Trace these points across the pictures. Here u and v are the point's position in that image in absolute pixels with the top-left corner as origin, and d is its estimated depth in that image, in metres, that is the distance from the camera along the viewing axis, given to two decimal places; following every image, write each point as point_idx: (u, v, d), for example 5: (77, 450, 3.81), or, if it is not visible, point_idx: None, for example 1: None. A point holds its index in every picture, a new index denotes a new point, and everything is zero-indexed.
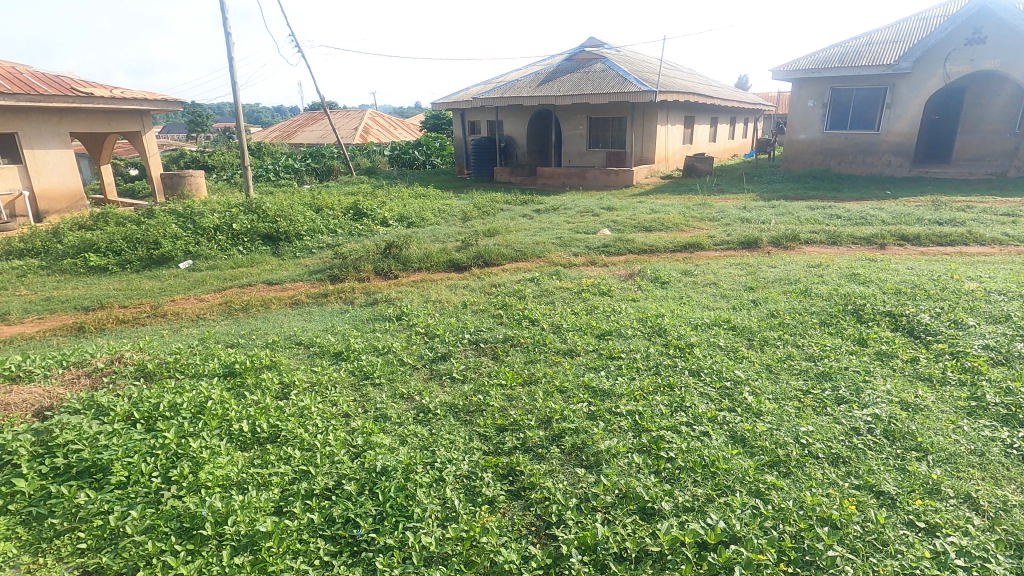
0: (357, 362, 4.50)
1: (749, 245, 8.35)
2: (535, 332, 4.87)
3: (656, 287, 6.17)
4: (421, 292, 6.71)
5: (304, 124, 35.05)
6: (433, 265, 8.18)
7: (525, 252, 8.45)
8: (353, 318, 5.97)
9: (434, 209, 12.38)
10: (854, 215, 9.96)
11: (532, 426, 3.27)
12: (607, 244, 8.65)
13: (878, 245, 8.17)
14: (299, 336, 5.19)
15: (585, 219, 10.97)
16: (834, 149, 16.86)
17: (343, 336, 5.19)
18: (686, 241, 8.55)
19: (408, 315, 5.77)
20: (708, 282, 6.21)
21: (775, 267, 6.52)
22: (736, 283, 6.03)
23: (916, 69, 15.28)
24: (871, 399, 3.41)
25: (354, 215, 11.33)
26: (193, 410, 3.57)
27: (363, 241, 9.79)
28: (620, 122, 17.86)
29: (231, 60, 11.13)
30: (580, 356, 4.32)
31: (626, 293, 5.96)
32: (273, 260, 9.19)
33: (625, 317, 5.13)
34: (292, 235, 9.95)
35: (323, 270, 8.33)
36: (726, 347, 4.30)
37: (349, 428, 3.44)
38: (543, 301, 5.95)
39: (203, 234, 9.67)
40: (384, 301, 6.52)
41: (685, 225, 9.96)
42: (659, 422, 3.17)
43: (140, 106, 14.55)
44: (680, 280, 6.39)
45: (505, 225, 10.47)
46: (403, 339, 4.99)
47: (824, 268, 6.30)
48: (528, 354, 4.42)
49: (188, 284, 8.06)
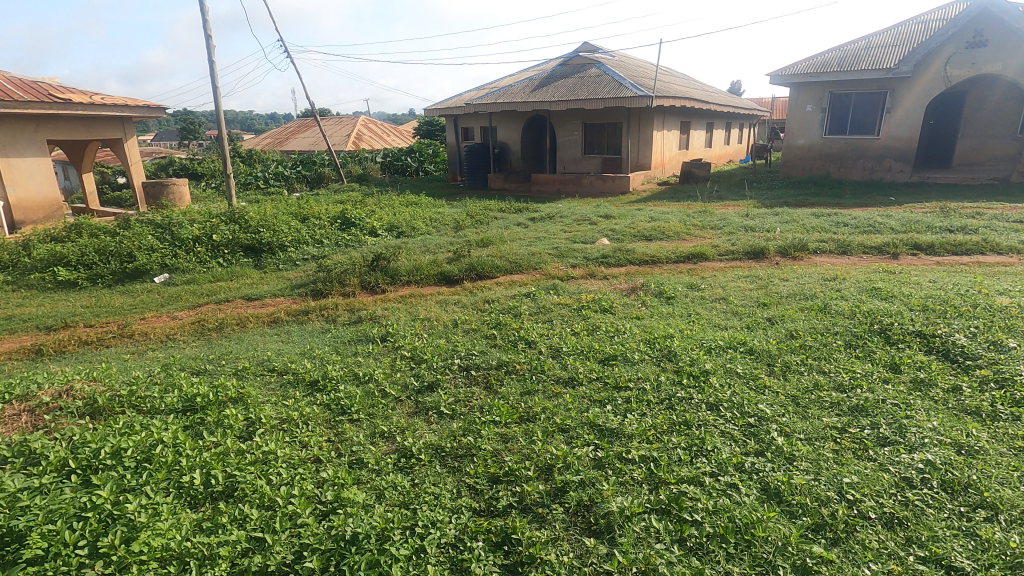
0: (334, 394, 4.04)
1: (756, 256, 7.96)
2: (532, 357, 4.42)
3: (662, 303, 5.73)
4: (409, 310, 6.28)
5: (297, 131, 34.70)
6: (423, 278, 7.75)
7: (520, 264, 8.03)
8: (333, 339, 5.51)
9: (425, 217, 11.95)
10: (862, 222, 9.58)
11: (530, 477, 2.81)
12: (607, 255, 8.23)
13: (891, 255, 7.80)
14: (273, 362, 4.73)
15: (582, 227, 10.56)
16: (833, 154, 16.57)
17: (321, 361, 4.74)
18: (690, 251, 8.13)
19: (393, 336, 5.33)
20: (716, 297, 5.79)
21: (787, 280, 6.11)
22: (747, 299, 5.61)
23: (917, 72, 15.02)
24: (919, 440, 2.97)
25: (342, 225, 10.87)
26: (139, 457, 3.10)
27: (350, 252, 9.34)
28: (616, 128, 17.50)
29: (212, 65, 10.70)
30: (582, 386, 3.87)
31: (629, 310, 5.53)
32: (253, 273, 8.72)
33: (631, 338, 4.69)
34: (275, 246, 9.49)
35: (306, 284, 7.88)
36: (746, 374, 3.87)
37: (318, 478, 2.98)
38: (540, 319, 5.51)
39: (181, 246, 9.20)
40: (368, 319, 6.05)
41: (686, 234, 9.57)
42: (678, 471, 2.73)
43: (121, 113, 14.11)
44: (686, 295, 5.97)
45: (499, 234, 10.05)
46: (387, 365, 4.54)
47: (841, 281, 5.88)
48: (524, 384, 3.96)
49: (162, 301, 7.57)
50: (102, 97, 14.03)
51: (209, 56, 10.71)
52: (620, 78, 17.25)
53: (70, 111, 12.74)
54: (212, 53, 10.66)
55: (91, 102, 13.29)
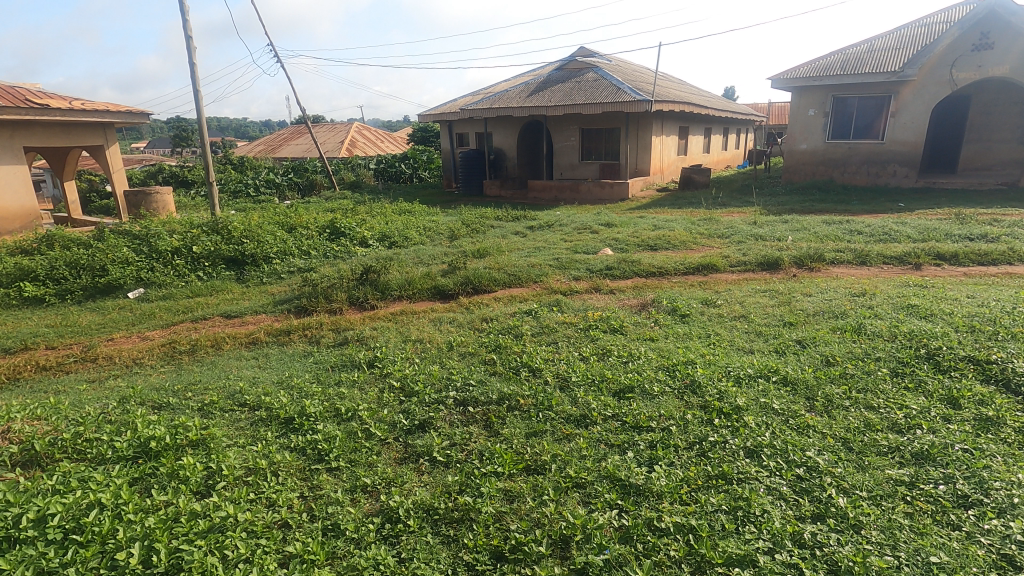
0: (312, 435, 3.51)
1: (770, 267, 7.52)
2: (537, 388, 3.91)
3: (676, 322, 5.23)
4: (399, 329, 5.78)
5: (290, 138, 34.22)
6: (415, 293, 7.25)
7: (520, 277, 7.55)
8: (315, 365, 4.98)
9: (418, 226, 11.44)
10: (877, 230, 9.15)
11: (544, 555, 2.33)
12: (611, 267, 7.75)
13: (913, 266, 7.35)
14: (245, 395, 4.19)
15: (583, 236, 10.07)
16: (837, 159, 16.19)
17: (299, 394, 4.21)
18: (700, 262, 7.65)
19: (382, 361, 4.82)
20: (735, 315, 5.32)
21: (811, 295, 5.64)
22: (770, 317, 5.14)
23: (923, 76, 14.67)
24: (1007, 499, 2.49)
25: (331, 235, 10.34)
26: (66, 527, 2.56)
27: (339, 264, 8.83)
28: (615, 133, 17.07)
29: (193, 68, 10.19)
30: (596, 426, 3.37)
31: (641, 331, 5.03)
32: (235, 287, 8.19)
33: (647, 366, 4.18)
34: (259, 258, 8.96)
35: (290, 299, 7.36)
36: (784, 412, 3.37)
37: (287, 555, 2.47)
38: (543, 340, 5.01)
39: (158, 259, 8.65)
40: (355, 341, 5.53)
41: (693, 243, 9.10)
42: (725, 549, 2.27)
43: (102, 118, 13.58)
44: (703, 312, 5.48)
45: (496, 244, 9.57)
46: (373, 399, 4.02)
47: (870, 296, 5.41)
48: (529, 423, 3.46)
49: (133, 319, 7.03)
50: (82, 103, 13.51)
51: (190, 58, 10.20)
52: (618, 82, 16.84)
53: (48, 117, 12.22)
54: (191, 54, 10.09)
55: (70, 107, 12.75)
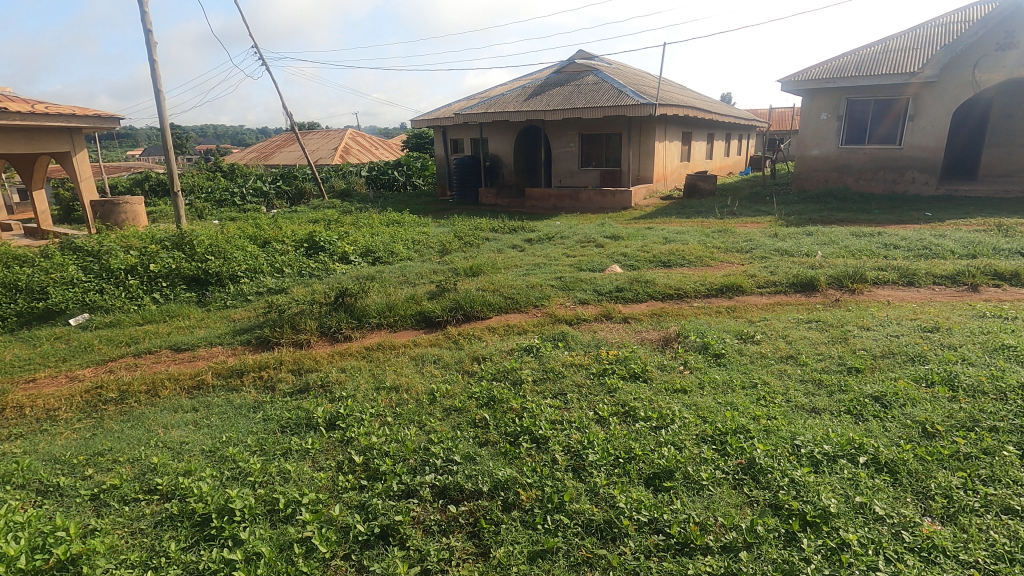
0: (231, 550, 2.53)
1: (804, 288, 6.58)
2: (543, 472, 2.93)
3: (710, 366, 4.27)
4: (373, 370, 4.80)
5: (282, 145, 33.42)
6: (397, 320, 6.28)
7: (517, 300, 6.59)
8: (262, 423, 3.99)
9: (407, 239, 10.50)
10: (915, 244, 8.22)
11: None
12: (622, 288, 6.79)
13: (969, 287, 6.41)
14: (158, 476, 3.20)
15: (587, 251, 9.13)
16: (851, 165, 15.29)
17: (230, 477, 3.21)
18: (723, 282, 6.70)
19: (344, 421, 3.84)
20: (781, 355, 4.36)
21: (870, 329, 4.68)
22: (827, 360, 4.19)
23: (944, 77, 13.82)
24: None
25: (309, 250, 9.37)
26: None
27: (314, 284, 7.87)
28: (617, 139, 16.19)
29: (152, 64, 9.15)
30: (628, 544, 2.41)
31: (669, 378, 4.06)
32: (194, 311, 7.22)
33: (685, 436, 3.21)
34: (225, 277, 7.98)
35: (253, 327, 6.37)
36: (891, 519, 2.42)
37: None
38: (547, 391, 4.04)
39: (109, 279, 7.66)
40: (317, 387, 4.55)
41: (710, 259, 8.16)
42: None
43: (68, 123, 12.63)
44: (740, 351, 4.53)
45: (491, 260, 8.62)
46: (326, 487, 3.04)
47: (944, 331, 4.45)
48: (535, 539, 2.50)
49: (68, 352, 6.02)
50: (45, 107, 12.53)
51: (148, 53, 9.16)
52: (620, 85, 15.96)
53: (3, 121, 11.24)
54: (152, 50, 9.08)
55: (31, 111, 11.76)
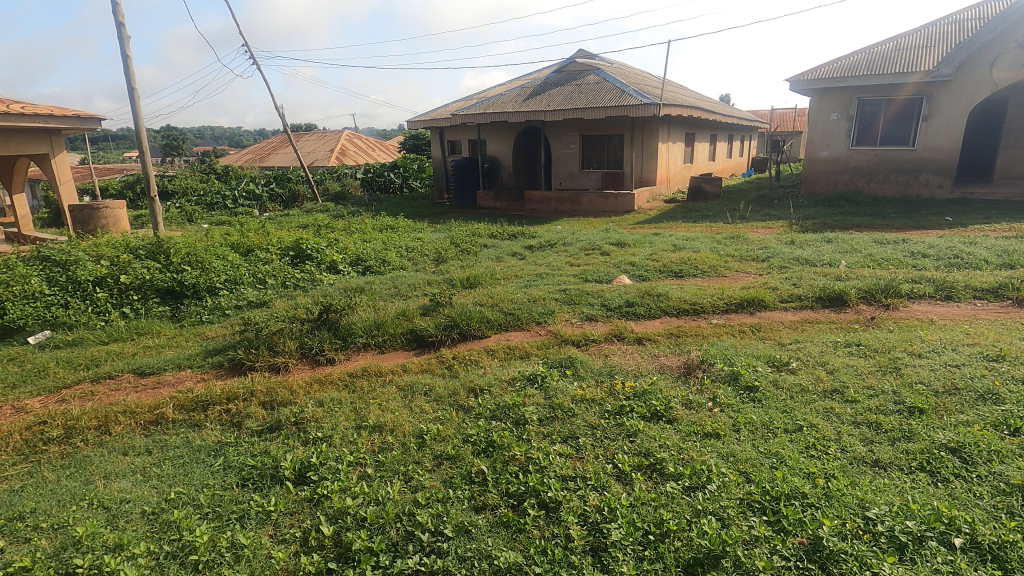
0: None
1: (832, 302, 6.01)
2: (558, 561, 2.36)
3: (743, 403, 3.69)
4: (355, 403, 4.21)
5: (279, 147, 32.89)
6: (386, 339, 5.69)
7: (519, 316, 6.02)
8: (222, 472, 3.41)
9: (400, 246, 9.92)
10: (945, 252, 7.66)
11: None
12: (632, 303, 6.20)
13: (1014, 302, 5.84)
14: (81, 554, 2.61)
15: (592, 259, 8.56)
16: (862, 167, 14.74)
17: (171, 557, 2.63)
18: (743, 296, 6.12)
19: (317, 472, 3.26)
20: (823, 390, 3.77)
21: (923, 357, 4.10)
22: (879, 396, 3.60)
23: (961, 75, 13.27)
24: None
25: (295, 259, 8.79)
26: None
27: (298, 297, 7.29)
28: (619, 141, 15.64)
29: (125, 60, 8.50)
30: None
31: (697, 419, 3.48)
32: (166, 327, 6.62)
33: (728, 501, 2.64)
34: (202, 289, 7.39)
35: (227, 346, 5.78)
36: None
37: None
38: (554, 434, 3.46)
39: (75, 292, 7.05)
40: (290, 425, 3.96)
41: (725, 268, 7.60)
42: None
43: (45, 124, 12.00)
44: (773, 383, 3.95)
45: (490, 269, 8.04)
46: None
47: (1010, 361, 3.87)
48: None
49: (19, 375, 5.42)
50: (22, 107, 11.91)
51: (121, 48, 8.51)
52: (622, 85, 15.39)
53: None
54: (125, 46, 8.48)
55: (4, 111, 11.13)
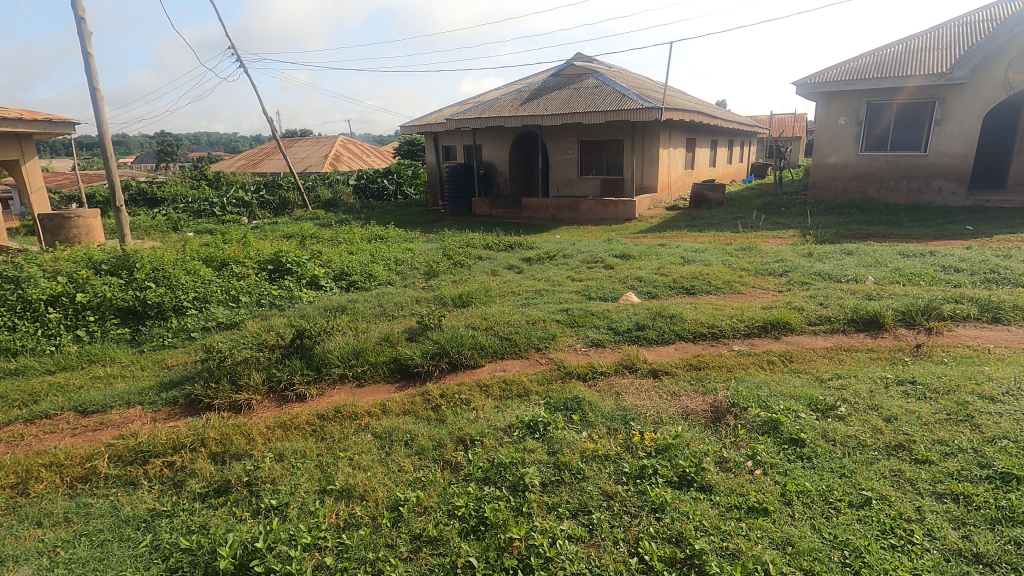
0: None
1: (867, 325, 5.37)
2: None
3: (791, 462, 3.03)
4: (320, 456, 3.53)
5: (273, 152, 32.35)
6: (364, 369, 5.02)
7: (515, 340, 5.36)
8: (145, 558, 2.72)
9: (389, 258, 9.27)
10: (978, 266, 7.04)
11: None
12: (643, 326, 5.54)
13: None
14: None
15: (594, 273, 7.92)
16: (872, 173, 14.15)
17: None
18: (766, 317, 5.48)
19: (262, 560, 2.57)
20: (886, 446, 3.11)
21: (996, 403, 3.44)
22: (958, 455, 2.94)
23: (976, 78, 12.71)
24: None
25: (273, 273, 8.12)
26: None
27: (274, 317, 6.62)
28: (619, 146, 15.02)
29: (87, 58, 7.83)
30: None
31: (738, 488, 2.81)
32: (123, 353, 5.93)
33: None
34: (167, 308, 6.70)
35: (186, 377, 5.09)
36: None
37: None
38: (562, 508, 2.77)
39: (24, 313, 6.34)
40: (241, 486, 3.28)
41: (740, 283, 6.98)
42: None
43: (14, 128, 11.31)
44: (823, 435, 3.27)
45: (484, 285, 7.39)
46: None
47: None
48: None
49: None
50: None
51: (82, 45, 7.84)
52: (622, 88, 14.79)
53: None
54: (86, 43, 7.80)
55: None
